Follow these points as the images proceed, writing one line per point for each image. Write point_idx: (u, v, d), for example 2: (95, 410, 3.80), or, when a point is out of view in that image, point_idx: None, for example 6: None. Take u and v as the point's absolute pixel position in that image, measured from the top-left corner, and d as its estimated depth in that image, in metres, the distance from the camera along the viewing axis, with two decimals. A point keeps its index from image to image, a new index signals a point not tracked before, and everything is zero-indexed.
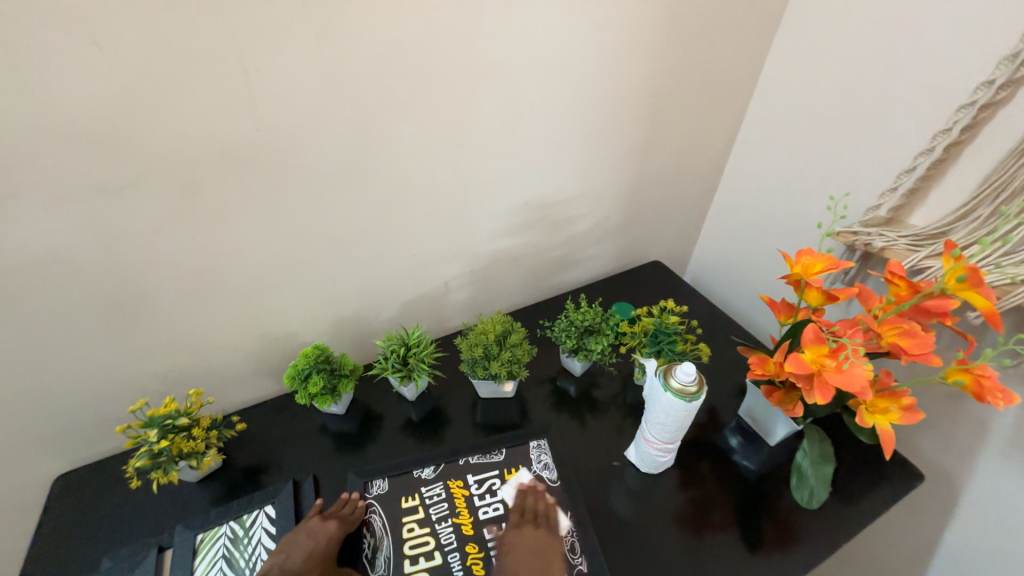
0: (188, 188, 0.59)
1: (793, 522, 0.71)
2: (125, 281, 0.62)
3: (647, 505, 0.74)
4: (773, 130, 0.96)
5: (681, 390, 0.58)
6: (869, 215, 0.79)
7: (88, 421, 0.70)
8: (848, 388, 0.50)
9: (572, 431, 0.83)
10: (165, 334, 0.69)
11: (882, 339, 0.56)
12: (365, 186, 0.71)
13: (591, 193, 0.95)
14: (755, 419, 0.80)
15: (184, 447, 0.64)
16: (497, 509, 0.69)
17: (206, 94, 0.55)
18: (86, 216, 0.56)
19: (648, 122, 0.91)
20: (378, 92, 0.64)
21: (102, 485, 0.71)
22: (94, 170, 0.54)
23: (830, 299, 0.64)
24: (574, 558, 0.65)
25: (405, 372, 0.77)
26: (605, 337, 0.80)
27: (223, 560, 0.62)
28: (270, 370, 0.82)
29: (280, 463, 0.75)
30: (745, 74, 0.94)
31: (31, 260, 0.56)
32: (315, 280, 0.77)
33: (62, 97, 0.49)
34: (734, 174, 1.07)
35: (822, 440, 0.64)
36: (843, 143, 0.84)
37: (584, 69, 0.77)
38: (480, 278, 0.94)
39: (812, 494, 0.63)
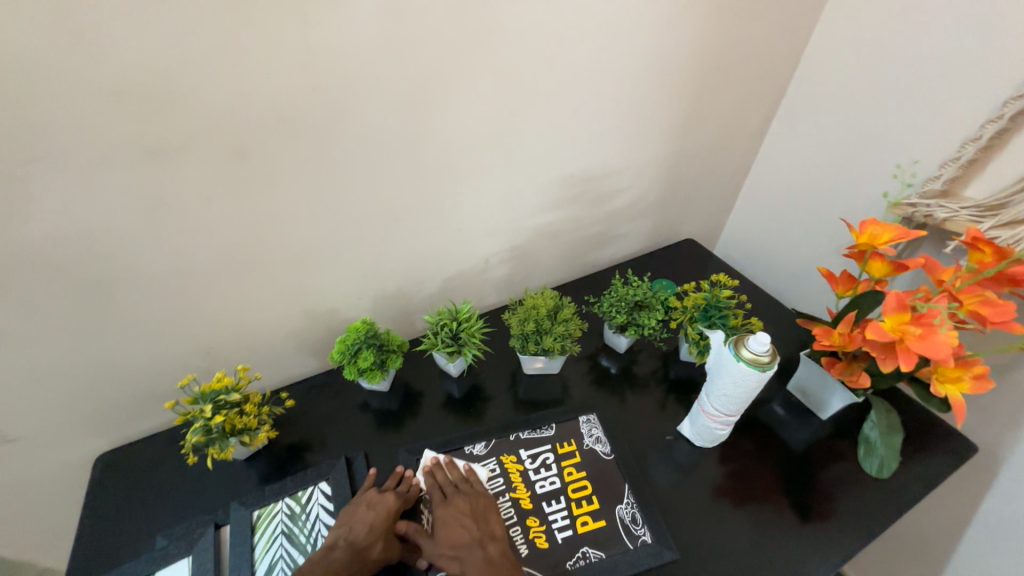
0: (239, 152, 0.56)
1: (844, 493, 0.71)
2: (169, 252, 0.59)
3: (697, 478, 0.73)
4: (816, 102, 0.92)
5: (754, 359, 0.57)
6: (927, 185, 0.76)
7: (131, 397, 0.68)
8: (933, 356, 0.49)
9: (615, 409, 0.81)
10: (210, 309, 0.67)
11: (959, 308, 0.55)
12: (408, 154, 0.67)
13: (633, 167, 0.92)
14: (806, 392, 0.80)
15: (237, 423, 0.63)
16: (553, 482, 0.70)
17: (266, 50, 0.51)
18: (135, 182, 0.53)
19: (691, 92, 0.87)
20: (424, 51, 0.60)
21: (149, 462, 0.70)
22: (144, 131, 0.50)
23: (897, 269, 0.63)
24: (637, 530, 0.66)
25: (455, 347, 0.75)
26: (656, 311, 0.78)
27: (283, 535, 0.60)
28: (310, 347, 0.80)
29: (325, 441, 0.74)
30: (791, 43, 0.89)
31: (78, 227, 0.53)
32: (359, 254, 0.74)
33: (115, 49, 0.45)
34: (771, 149, 1.04)
35: (889, 411, 0.64)
36: (894, 114, 0.80)
37: (631, 31, 0.73)
38: (519, 254, 0.92)
39: (880, 464, 0.63)
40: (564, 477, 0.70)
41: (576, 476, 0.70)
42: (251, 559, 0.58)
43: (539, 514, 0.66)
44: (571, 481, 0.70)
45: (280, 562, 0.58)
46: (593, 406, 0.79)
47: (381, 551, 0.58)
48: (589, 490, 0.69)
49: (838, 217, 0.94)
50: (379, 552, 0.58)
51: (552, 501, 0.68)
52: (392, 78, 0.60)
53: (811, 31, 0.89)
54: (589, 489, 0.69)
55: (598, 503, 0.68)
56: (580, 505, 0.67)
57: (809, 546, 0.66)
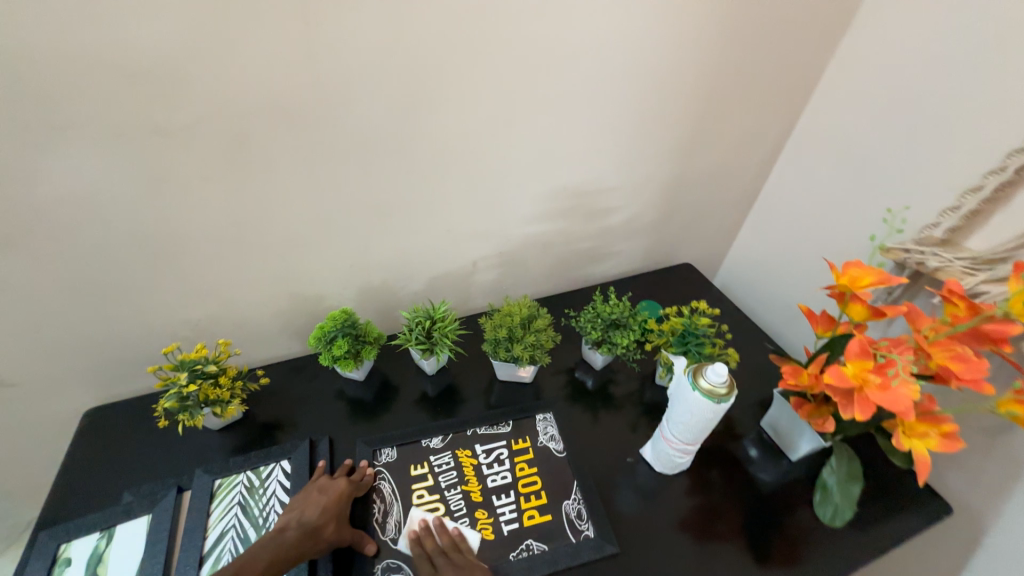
0: (237, 139, 0.60)
1: (803, 540, 0.69)
2: (166, 225, 0.63)
3: (654, 505, 0.72)
4: (824, 136, 0.90)
5: (710, 390, 0.57)
6: (924, 233, 0.73)
7: (121, 357, 0.73)
8: (891, 407, 0.48)
9: (584, 425, 0.81)
10: (201, 283, 0.71)
11: (931, 360, 0.53)
12: (399, 153, 0.70)
13: (630, 186, 0.92)
14: (778, 432, 0.78)
15: (211, 394, 0.66)
16: (505, 477, 0.71)
17: (268, 45, 0.55)
18: (140, 157, 0.57)
19: (695, 115, 0.87)
20: (423, 56, 0.62)
21: (131, 420, 0.74)
22: (150, 112, 0.55)
23: (876, 315, 0.61)
24: (580, 524, 0.68)
25: (427, 346, 0.77)
26: (631, 332, 0.78)
27: (238, 506, 0.63)
28: (295, 330, 0.84)
29: (294, 422, 0.76)
30: (803, 74, 0.88)
31: (82, 195, 0.57)
32: (348, 245, 0.77)
33: (128, 34, 0.50)
34: (778, 179, 1.02)
35: (851, 458, 0.60)
36: (901, 155, 0.78)
37: (634, 49, 0.73)
38: (508, 261, 0.94)
39: (835, 511, 0.60)
40: (515, 472, 0.72)
41: (527, 472, 0.72)
42: (205, 525, 0.61)
43: (488, 507, 0.68)
44: (522, 476, 0.72)
45: (231, 531, 0.61)
46: (551, 406, 0.81)
47: (333, 532, 0.60)
48: (538, 486, 0.71)
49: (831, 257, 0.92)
50: (331, 533, 0.59)
51: (502, 495, 0.70)
52: (390, 80, 0.62)
53: (825, 65, 0.88)
54: (538, 485, 0.71)
55: (545, 498, 0.70)
56: (528, 499, 0.69)
57: None
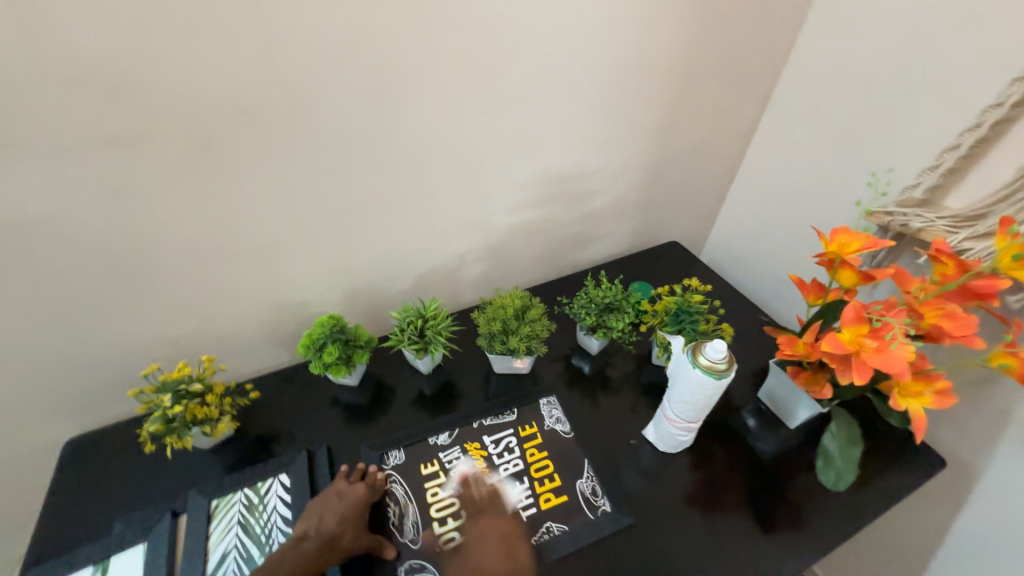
0: (201, 144, 0.56)
1: (807, 505, 0.70)
2: (133, 241, 0.60)
3: (660, 484, 0.73)
4: (802, 104, 0.90)
5: (711, 366, 0.57)
6: (905, 195, 0.74)
7: (98, 383, 0.69)
8: (889, 369, 0.49)
9: (586, 411, 0.81)
10: (177, 299, 0.67)
11: (922, 321, 0.54)
12: (375, 148, 0.67)
13: (613, 168, 0.91)
14: (775, 401, 0.79)
15: (199, 413, 0.64)
16: (517, 465, 0.71)
17: (225, 41, 0.51)
18: (96, 170, 0.53)
19: (674, 91, 0.85)
20: (391, 44, 0.59)
21: (116, 447, 0.71)
22: (102, 120, 0.51)
23: (865, 279, 0.61)
24: (596, 501, 0.69)
25: (421, 345, 0.76)
26: (626, 315, 0.77)
27: (239, 525, 0.61)
28: (282, 339, 0.81)
29: (290, 433, 0.74)
30: (777, 42, 0.87)
31: (35, 215, 0.53)
32: (330, 249, 0.74)
33: (68, 37, 0.45)
34: (758, 151, 1.02)
35: (850, 423, 0.61)
36: (878, 119, 0.78)
37: (609, 27, 0.71)
38: (495, 253, 0.92)
39: (837, 476, 0.60)
40: (526, 458, 0.72)
41: (538, 456, 0.72)
42: (205, 547, 0.59)
43: (504, 496, 0.67)
44: (534, 462, 0.72)
45: (233, 552, 0.59)
46: (553, 389, 0.82)
47: (351, 540, 0.58)
48: (551, 469, 0.71)
49: (815, 226, 0.93)
50: (349, 541, 0.58)
51: (517, 483, 0.69)
52: (358, 71, 0.59)
53: (798, 31, 0.87)
54: (551, 468, 0.71)
55: (560, 480, 0.70)
56: (543, 483, 0.69)
57: (768, 555, 0.65)
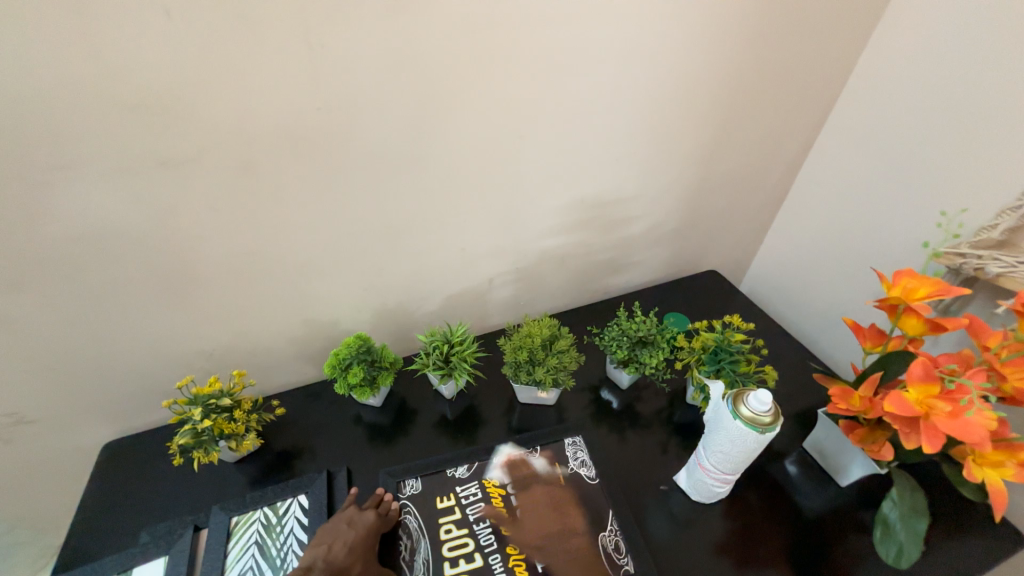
0: (244, 167, 0.58)
1: (860, 572, 0.63)
2: (175, 257, 0.62)
3: (693, 534, 0.67)
4: (859, 132, 0.84)
5: (753, 419, 0.53)
6: (980, 234, 0.66)
7: (137, 391, 0.72)
8: (964, 438, 0.43)
9: (613, 447, 0.77)
10: (214, 313, 0.69)
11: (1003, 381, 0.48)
12: (409, 170, 0.67)
13: (651, 193, 0.88)
14: (823, 454, 0.72)
15: (226, 429, 0.64)
16: (535, 508, 0.67)
17: (270, 68, 0.52)
18: (146, 190, 0.56)
19: (718, 117, 0.82)
20: (430, 71, 0.59)
21: (150, 455, 0.73)
22: (155, 145, 0.53)
23: (934, 329, 0.55)
24: (619, 559, 0.63)
25: (445, 370, 0.75)
26: (660, 350, 0.73)
27: (255, 546, 0.61)
28: (310, 355, 0.82)
29: (313, 451, 0.74)
30: (833, 67, 0.82)
31: (91, 231, 0.56)
32: (360, 268, 0.75)
33: (128, 67, 0.48)
34: (808, 179, 0.96)
35: (914, 490, 0.54)
36: (947, 152, 0.72)
37: (651, 53, 0.69)
38: (525, 277, 0.90)
39: (899, 551, 0.52)
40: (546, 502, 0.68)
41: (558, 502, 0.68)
42: (222, 567, 0.59)
43: (520, 541, 0.64)
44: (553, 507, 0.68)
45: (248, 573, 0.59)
46: (581, 429, 0.77)
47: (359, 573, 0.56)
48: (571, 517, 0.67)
49: (868, 267, 0.86)
50: (358, 574, 0.56)
51: (534, 528, 0.65)
52: (396, 98, 0.60)
53: (858, 56, 0.82)
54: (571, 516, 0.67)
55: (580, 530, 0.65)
56: None
57: None
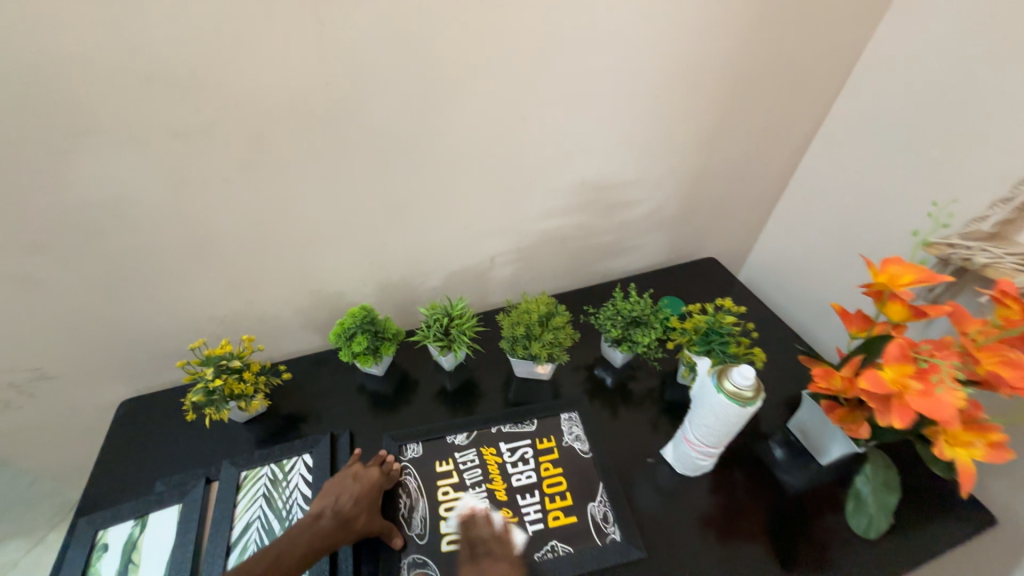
0: (254, 138, 0.60)
1: (834, 545, 0.66)
2: (188, 225, 0.65)
3: (677, 505, 0.71)
4: (861, 123, 0.85)
5: (736, 393, 0.55)
6: (971, 226, 0.68)
7: (151, 352, 0.76)
8: (933, 415, 0.45)
9: (605, 422, 0.80)
10: (224, 280, 0.72)
11: (978, 365, 0.50)
12: (414, 147, 0.69)
13: (652, 178, 0.89)
14: (806, 434, 0.75)
15: (236, 389, 0.68)
16: (529, 477, 0.71)
17: (281, 42, 0.54)
18: (161, 159, 0.58)
19: (721, 104, 0.82)
20: (435, 49, 0.60)
21: (164, 413, 0.77)
22: (170, 115, 0.55)
23: (918, 315, 0.57)
24: (606, 527, 0.67)
25: (445, 343, 0.78)
26: (653, 330, 0.76)
27: (263, 498, 0.65)
28: (316, 325, 0.85)
29: (317, 416, 0.78)
30: (840, 56, 0.82)
31: (109, 197, 0.58)
32: (365, 243, 0.77)
33: (144, 38, 0.50)
34: (810, 169, 0.96)
35: (888, 467, 0.56)
36: (948, 144, 0.72)
37: (656, 37, 0.70)
38: (526, 257, 0.92)
39: (868, 522, 0.56)
40: (540, 472, 0.71)
41: (552, 472, 0.71)
42: (232, 516, 0.63)
43: (513, 506, 0.68)
44: (546, 476, 0.71)
45: (256, 522, 0.63)
46: (576, 405, 0.79)
47: (364, 524, 0.60)
48: (563, 486, 0.70)
49: (854, 254, 0.89)
50: (363, 524, 0.60)
51: (526, 495, 0.69)
52: (402, 74, 0.61)
53: (865, 45, 0.82)
54: (564, 486, 0.70)
55: (571, 499, 0.69)
56: (554, 499, 0.69)
57: None
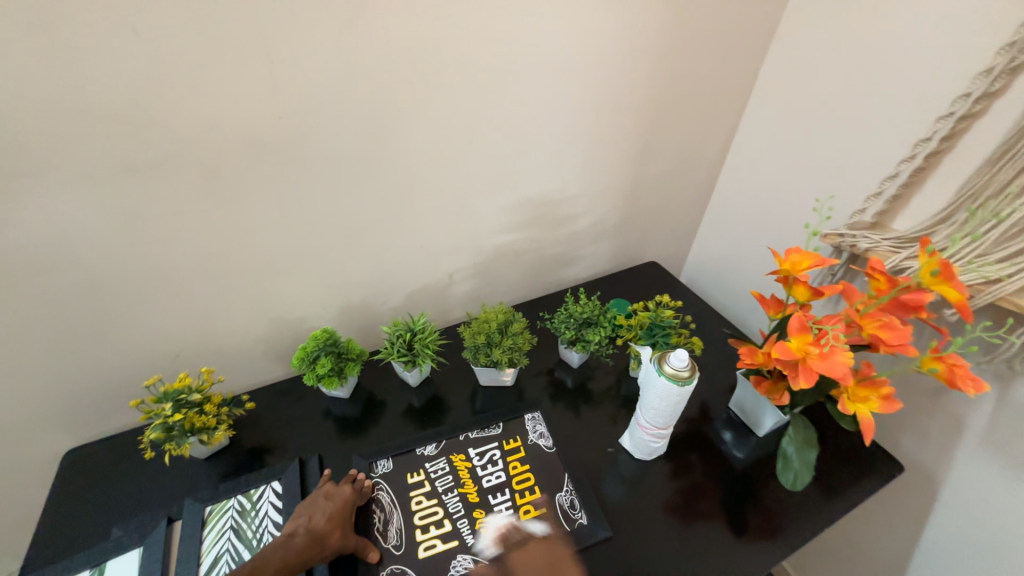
0: (210, 171, 0.62)
1: (778, 510, 0.73)
2: (141, 259, 0.65)
3: (639, 491, 0.76)
4: (764, 136, 0.98)
5: (675, 374, 0.62)
6: (854, 218, 0.81)
7: (100, 394, 0.73)
8: (830, 374, 0.54)
9: (568, 421, 0.85)
10: (180, 313, 0.72)
11: (863, 330, 0.60)
12: (368, 174, 0.73)
13: (592, 192, 0.98)
14: (744, 410, 0.83)
15: (196, 422, 0.68)
16: (499, 476, 0.74)
17: (236, 81, 0.58)
18: (112, 195, 0.58)
19: (646, 124, 0.93)
20: (384, 84, 0.66)
21: (115, 458, 0.74)
22: (122, 152, 0.56)
23: (817, 295, 0.67)
24: (574, 514, 0.71)
25: (410, 357, 0.81)
26: (603, 329, 0.83)
27: (231, 530, 0.64)
28: (277, 353, 0.85)
29: (284, 444, 0.77)
30: (739, 80, 0.96)
31: (56, 236, 0.58)
32: (324, 268, 0.80)
33: (96, 80, 0.51)
34: (728, 177, 1.09)
35: (807, 426, 0.67)
36: (831, 150, 0.86)
37: (582, 68, 0.79)
38: (483, 272, 0.98)
39: (795, 476, 0.66)
40: (508, 471, 0.75)
41: (520, 469, 0.75)
42: (199, 552, 0.62)
43: (485, 506, 0.70)
44: (515, 474, 0.75)
45: (225, 556, 0.62)
46: (538, 405, 0.85)
47: (338, 539, 0.61)
48: (531, 481, 0.74)
49: (764, 246, 1.03)
50: (337, 539, 0.61)
51: (498, 493, 0.72)
52: (354, 106, 0.66)
53: (758, 70, 0.96)
54: (532, 481, 0.74)
55: (540, 492, 0.73)
56: (523, 495, 0.72)
57: (739, 557, 0.68)
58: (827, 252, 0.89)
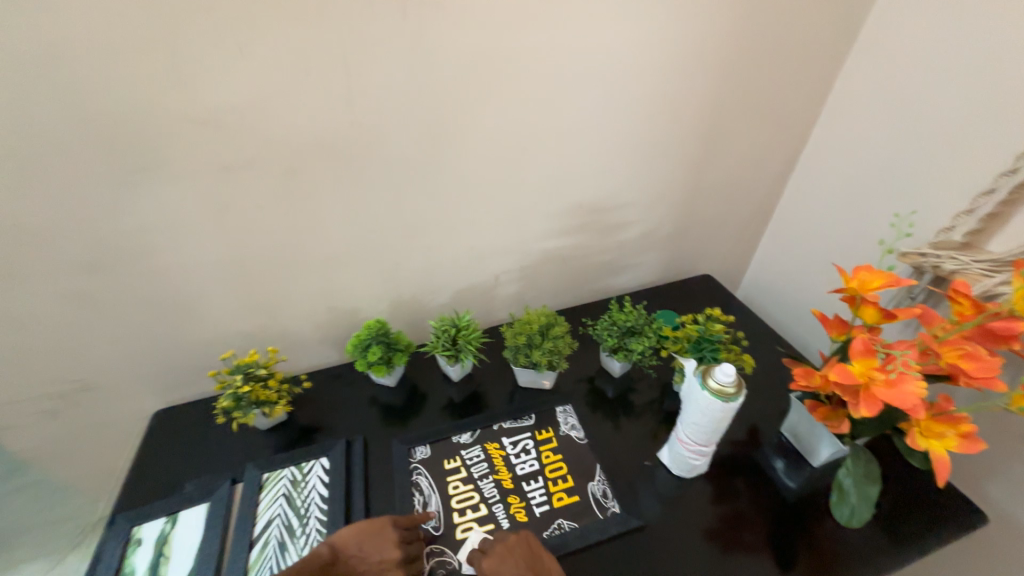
0: (288, 171, 0.69)
1: (834, 551, 0.67)
2: (225, 246, 0.73)
3: (677, 511, 0.73)
4: (838, 147, 0.92)
5: (720, 390, 0.61)
6: (940, 237, 0.73)
7: (185, 364, 0.82)
8: (897, 404, 0.50)
9: (607, 432, 0.83)
10: (254, 297, 0.80)
11: (942, 360, 0.54)
12: (426, 176, 0.77)
13: (645, 201, 0.97)
14: (798, 438, 0.78)
15: (261, 395, 0.75)
16: (531, 464, 0.76)
17: (316, 90, 0.64)
18: (206, 189, 0.67)
19: (706, 132, 0.90)
20: (446, 93, 0.70)
21: (192, 421, 0.83)
22: (218, 152, 0.64)
23: (888, 317, 0.61)
24: (607, 502, 0.73)
25: (453, 353, 0.84)
26: (647, 339, 0.81)
27: (283, 496, 0.71)
28: (334, 339, 0.91)
29: (334, 425, 0.83)
30: (813, 87, 0.90)
31: (161, 223, 0.67)
32: (380, 263, 0.85)
33: (202, 90, 0.59)
34: (795, 189, 1.03)
35: (870, 461, 0.62)
36: (918, 164, 0.78)
37: (641, 77, 0.79)
38: (528, 275, 0.99)
39: (851, 512, 0.62)
40: (542, 460, 0.77)
41: (552, 458, 0.77)
42: (256, 512, 0.69)
43: (519, 492, 0.73)
44: (548, 463, 0.77)
45: (277, 519, 0.68)
46: (570, 398, 0.86)
47: None
48: (564, 470, 0.76)
49: (832, 263, 0.96)
50: None
51: (530, 481, 0.74)
52: (417, 114, 0.70)
53: (835, 74, 0.89)
54: (564, 470, 0.76)
55: (573, 481, 0.75)
56: (556, 483, 0.74)
57: None
58: (905, 271, 0.82)
